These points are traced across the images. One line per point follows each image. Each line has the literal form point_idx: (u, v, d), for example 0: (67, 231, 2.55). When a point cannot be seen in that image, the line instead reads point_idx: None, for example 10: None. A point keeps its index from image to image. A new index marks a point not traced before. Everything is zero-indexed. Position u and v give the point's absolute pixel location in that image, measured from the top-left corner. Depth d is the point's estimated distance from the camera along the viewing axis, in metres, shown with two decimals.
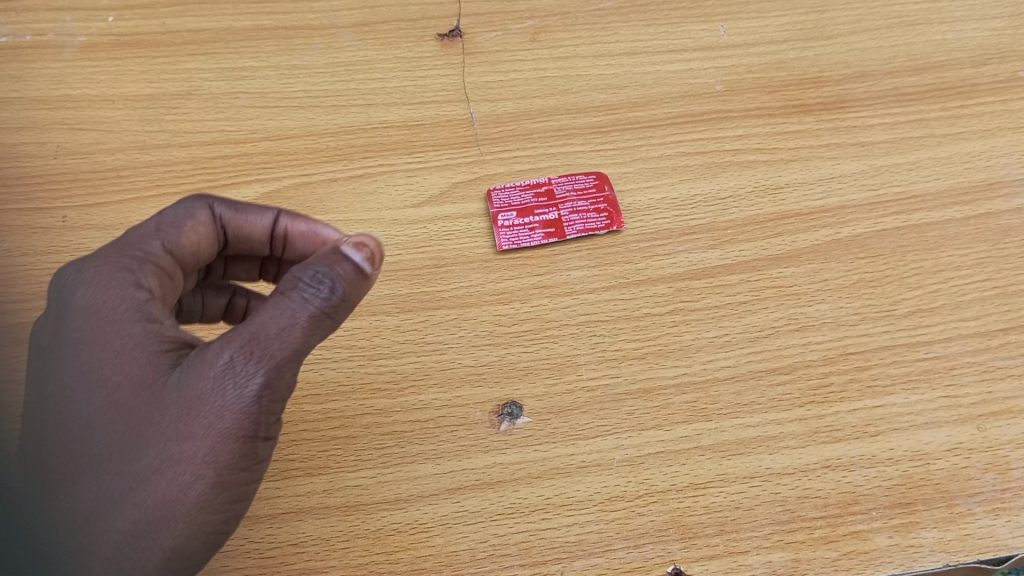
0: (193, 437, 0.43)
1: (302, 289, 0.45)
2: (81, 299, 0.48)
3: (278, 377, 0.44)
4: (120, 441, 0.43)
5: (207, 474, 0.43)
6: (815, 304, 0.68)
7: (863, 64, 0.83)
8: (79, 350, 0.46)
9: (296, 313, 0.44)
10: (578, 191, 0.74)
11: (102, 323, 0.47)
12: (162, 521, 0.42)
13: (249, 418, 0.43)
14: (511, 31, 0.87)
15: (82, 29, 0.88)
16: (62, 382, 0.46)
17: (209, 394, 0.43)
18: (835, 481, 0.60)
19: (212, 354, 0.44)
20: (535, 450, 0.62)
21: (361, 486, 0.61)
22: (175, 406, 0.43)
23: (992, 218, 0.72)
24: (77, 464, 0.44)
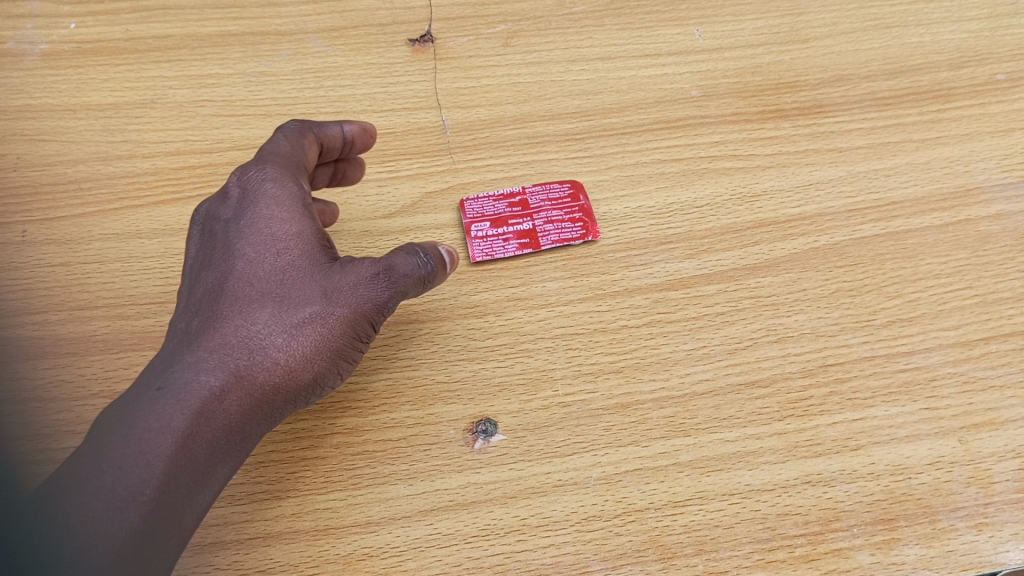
0: (340, 312, 0.57)
1: (418, 258, 0.61)
2: (268, 188, 0.60)
3: (397, 298, 0.60)
4: (288, 297, 0.57)
5: (334, 349, 0.57)
6: (794, 314, 0.67)
7: (840, 67, 0.82)
8: (261, 214, 0.59)
9: (411, 268, 0.60)
10: (552, 199, 0.73)
11: (280, 204, 0.60)
12: (317, 357, 0.57)
13: (375, 321, 0.60)
14: (483, 36, 0.85)
15: (43, 36, 0.85)
16: (247, 237, 0.59)
17: (357, 287, 0.58)
18: (815, 497, 0.59)
19: (369, 261, 0.59)
20: (510, 469, 0.61)
21: (331, 509, 0.59)
22: (329, 285, 0.58)
23: (971, 224, 0.71)
24: (264, 297, 0.57)
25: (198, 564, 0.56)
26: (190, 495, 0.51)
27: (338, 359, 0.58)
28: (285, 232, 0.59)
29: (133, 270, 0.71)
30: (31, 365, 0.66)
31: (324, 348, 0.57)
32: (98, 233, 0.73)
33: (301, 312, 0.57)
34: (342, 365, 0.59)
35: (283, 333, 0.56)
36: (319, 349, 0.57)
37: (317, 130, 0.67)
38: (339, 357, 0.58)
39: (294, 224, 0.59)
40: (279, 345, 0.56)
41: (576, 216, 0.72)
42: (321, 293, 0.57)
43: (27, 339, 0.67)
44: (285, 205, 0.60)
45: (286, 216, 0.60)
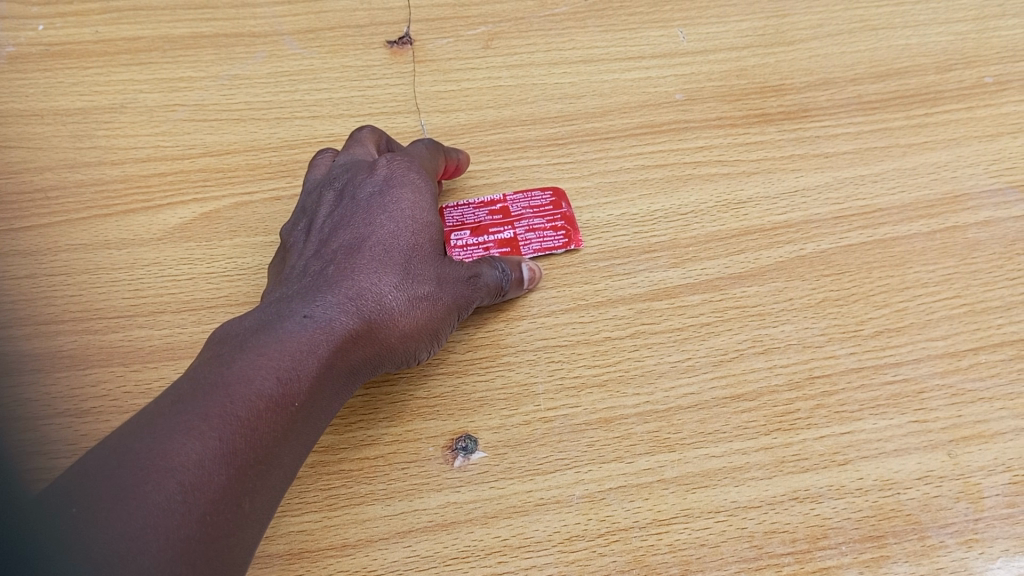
0: (448, 296, 0.60)
1: (499, 269, 0.64)
2: (408, 177, 0.65)
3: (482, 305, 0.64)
4: (415, 268, 0.60)
5: (434, 330, 0.60)
6: (780, 324, 0.66)
7: (826, 70, 0.80)
8: (401, 194, 0.63)
9: (498, 277, 0.63)
10: (534, 209, 0.71)
11: (419, 194, 0.64)
12: (421, 331, 0.59)
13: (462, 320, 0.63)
14: (462, 38, 0.83)
15: (10, 38, 0.83)
16: (387, 209, 0.63)
17: (463, 278, 0.62)
18: (803, 514, 0.57)
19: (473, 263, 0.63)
20: (491, 487, 0.59)
21: (305, 532, 0.57)
22: (441, 271, 0.61)
23: (959, 231, 0.70)
24: (395, 263, 0.60)
25: None
26: (300, 434, 0.52)
27: (432, 340, 0.60)
28: (418, 215, 0.63)
29: (101, 282, 0.68)
30: None
31: (429, 324, 0.59)
32: (65, 243, 0.70)
33: (422, 283, 0.60)
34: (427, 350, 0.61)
35: (405, 298, 0.58)
36: (427, 324, 0.59)
37: (447, 152, 0.71)
38: (434, 338, 0.61)
39: (425, 212, 0.64)
40: (402, 306, 0.58)
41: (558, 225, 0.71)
42: (436, 276, 0.60)
43: None
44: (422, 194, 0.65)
45: (419, 203, 0.64)
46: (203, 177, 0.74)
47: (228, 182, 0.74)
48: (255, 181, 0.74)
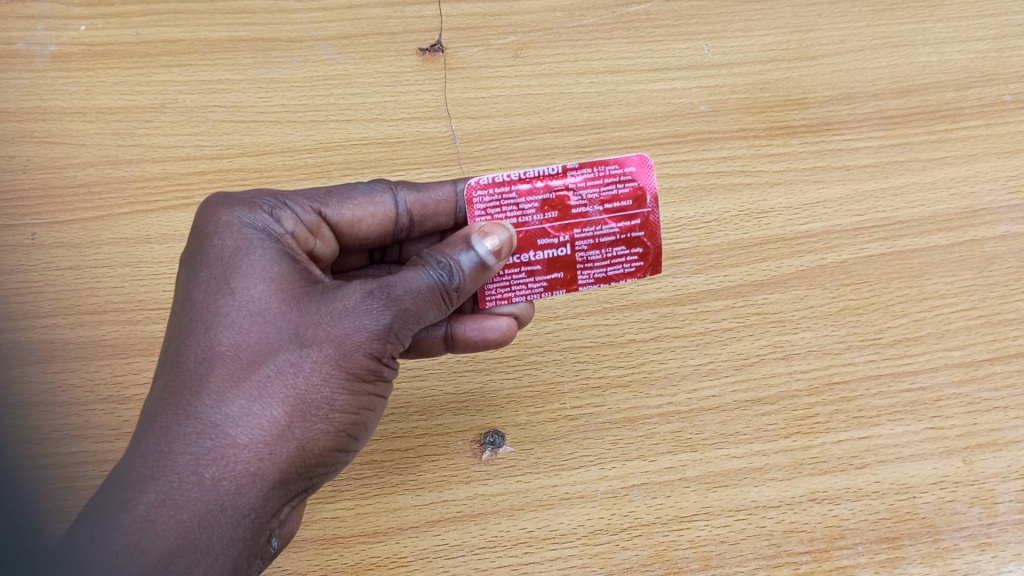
0: (317, 350, 0.51)
1: (430, 270, 0.55)
2: (218, 232, 0.55)
3: (404, 320, 0.54)
4: (251, 349, 0.50)
5: (326, 404, 0.50)
6: (801, 331, 0.68)
7: (848, 84, 0.77)
8: (221, 253, 0.54)
9: (428, 278, 0.55)
10: (607, 203, 0.60)
11: (242, 249, 0.54)
12: (303, 407, 0.50)
13: (374, 364, 0.52)
14: (493, 47, 0.79)
15: (52, 36, 0.79)
16: (200, 286, 0.53)
17: (340, 319, 0.52)
18: (821, 515, 0.62)
19: (353, 290, 0.53)
20: (518, 481, 0.63)
21: (339, 519, 0.61)
22: (303, 324, 0.51)
23: (977, 244, 0.72)
24: (236, 345, 0.50)
25: None
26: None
27: (340, 417, 0.51)
28: (244, 280, 0.53)
29: (145, 275, 0.72)
30: (41, 369, 0.68)
31: (303, 403, 0.50)
32: (108, 236, 0.73)
33: (265, 368, 0.50)
34: (350, 423, 0.52)
35: (250, 395, 0.49)
36: (301, 406, 0.50)
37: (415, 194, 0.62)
38: (339, 413, 0.51)
39: (262, 266, 0.53)
40: (247, 406, 0.49)
41: (631, 234, 0.60)
42: (297, 334, 0.51)
43: (40, 342, 0.69)
44: (252, 243, 0.54)
45: (251, 259, 0.54)
46: (240, 176, 0.75)
47: (263, 182, 0.75)
48: (291, 181, 0.75)
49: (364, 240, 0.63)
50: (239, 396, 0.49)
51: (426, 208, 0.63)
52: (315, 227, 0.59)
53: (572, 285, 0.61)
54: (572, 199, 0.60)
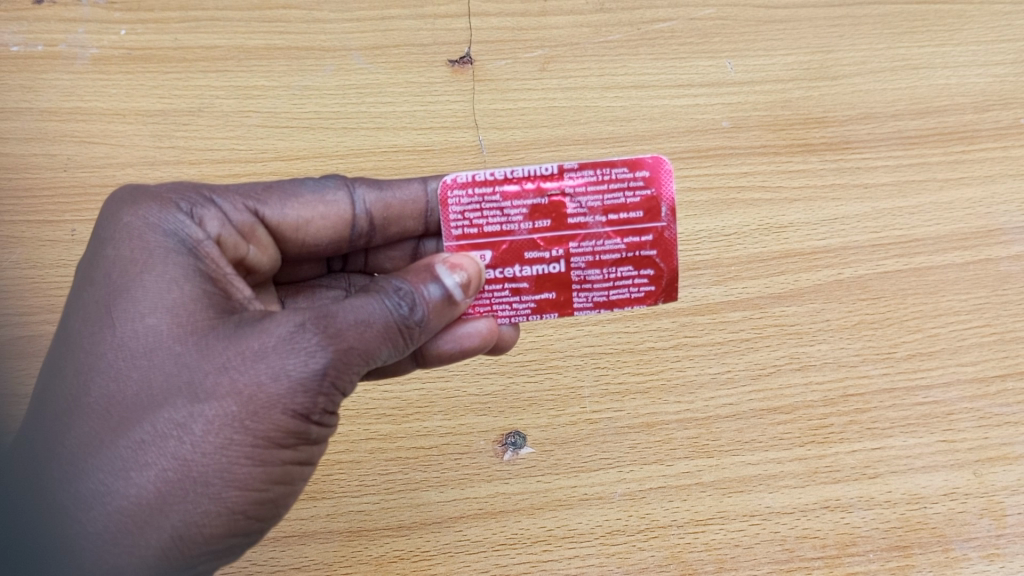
0: (214, 407, 0.46)
1: (386, 300, 0.52)
2: (110, 249, 0.52)
3: (340, 364, 0.48)
4: (130, 406, 0.46)
5: (217, 476, 0.46)
6: (817, 343, 0.70)
7: (868, 104, 0.78)
8: (116, 275, 0.50)
9: (380, 309, 0.51)
10: (611, 213, 0.59)
11: (141, 268, 0.51)
12: (182, 479, 0.45)
13: (289, 425, 0.47)
14: (520, 60, 0.80)
15: (93, 39, 0.81)
16: (84, 314, 0.50)
17: (251, 366, 0.47)
18: (834, 522, 0.64)
19: (274, 325, 0.48)
20: (538, 481, 0.65)
21: (364, 512, 0.64)
22: (198, 374, 0.47)
23: (992, 263, 0.73)
24: (110, 404, 0.47)
25: (237, 560, 0.62)
26: None
27: (236, 493, 0.46)
28: (136, 314, 0.49)
29: None
30: None
31: (185, 477, 0.45)
32: None
33: (143, 430, 0.46)
34: (253, 497, 0.47)
35: (117, 465, 0.45)
36: (185, 479, 0.45)
37: (383, 191, 0.62)
38: (235, 488, 0.46)
39: (161, 294, 0.49)
40: (111, 481, 0.45)
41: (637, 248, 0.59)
42: (190, 386, 0.46)
43: None
44: (155, 256, 0.51)
45: (151, 284, 0.50)
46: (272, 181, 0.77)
47: None
48: None
49: (313, 244, 0.62)
50: (103, 468, 0.45)
51: (388, 208, 0.62)
52: (253, 228, 0.59)
53: (565, 306, 0.61)
54: (568, 205, 0.59)
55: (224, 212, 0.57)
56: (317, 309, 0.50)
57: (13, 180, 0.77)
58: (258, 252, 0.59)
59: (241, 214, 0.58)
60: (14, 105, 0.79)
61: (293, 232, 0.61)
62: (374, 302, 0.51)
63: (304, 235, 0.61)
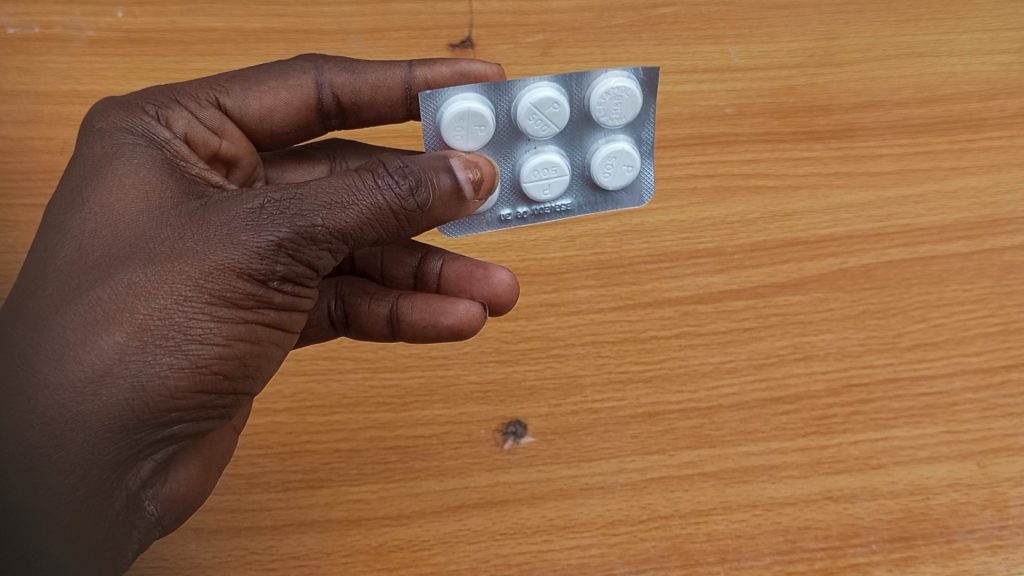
0: (177, 268, 0.45)
1: (378, 181, 0.47)
2: (85, 142, 0.52)
3: (306, 238, 0.46)
4: (94, 268, 0.46)
5: (176, 331, 0.45)
6: (821, 333, 0.69)
7: (873, 92, 0.77)
8: (93, 159, 0.51)
9: (371, 193, 0.47)
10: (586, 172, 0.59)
11: (110, 159, 0.51)
12: (144, 331, 0.45)
13: (248, 289, 0.46)
14: (522, 45, 0.79)
15: (89, 21, 0.79)
16: (59, 201, 0.50)
17: (218, 233, 0.46)
18: (836, 513, 0.64)
19: (246, 199, 0.47)
20: (539, 470, 0.64)
21: (362, 501, 0.63)
22: (165, 242, 0.46)
23: (996, 253, 0.73)
24: (74, 269, 0.46)
25: (236, 548, 0.62)
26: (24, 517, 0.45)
27: (198, 348, 0.46)
28: (110, 195, 0.49)
29: None
30: None
31: (144, 330, 0.45)
32: None
33: (102, 291, 0.45)
34: (216, 354, 0.46)
35: (76, 321, 0.45)
36: (142, 333, 0.45)
37: (348, 75, 0.61)
38: (196, 342, 0.46)
39: (134, 178, 0.50)
40: (66, 338, 0.44)
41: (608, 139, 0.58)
42: (158, 253, 0.46)
43: None
44: (126, 147, 0.52)
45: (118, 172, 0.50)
46: None
47: None
48: None
49: (283, 125, 0.62)
50: (57, 331, 0.45)
51: (357, 91, 0.61)
52: (221, 123, 0.58)
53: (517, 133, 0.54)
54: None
55: (191, 113, 0.57)
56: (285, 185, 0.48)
57: (13, 164, 0.74)
58: (231, 147, 0.59)
59: (206, 110, 0.58)
60: (10, 87, 0.77)
61: (256, 121, 0.61)
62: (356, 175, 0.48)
63: (270, 123, 0.62)
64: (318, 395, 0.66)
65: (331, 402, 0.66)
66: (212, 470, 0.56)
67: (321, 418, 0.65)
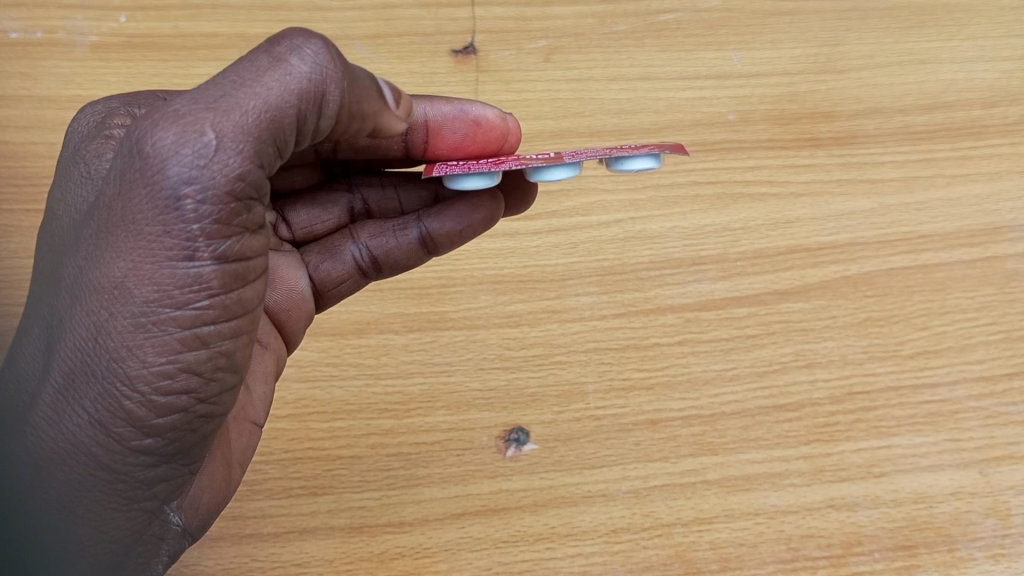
0: (101, 269, 0.38)
1: (252, 60, 0.40)
2: (59, 150, 0.50)
3: (218, 177, 0.37)
4: (53, 287, 0.42)
5: (113, 344, 0.38)
6: (823, 340, 0.69)
7: (876, 99, 0.78)
8: (68, 166, 0.48)
9: (262, 85, 0.39)
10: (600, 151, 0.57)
11: (74, 168, 0.47)
12: (83, 347, 0.39)
13: (183, 275, 0.38)
14: (524, 51, 0.79)
15: (91, 26, 0.80)
16: (41, 226, 0.47)
17: (131, 211, 0.38)
18: (838, 521, 0.63)
19: (140, 152, 0.38)
20: (542, 478, 0.64)
21: (365, 508, 0.63)
22: (96, 242, 0.39)
23: (998, 261, 0.73)
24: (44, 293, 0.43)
25: (239, 554, 0.61)
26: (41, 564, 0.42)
27: (145, 362, 0.39)
28: (75, 203, 0.46)
29: None
30: None
31: (88, 349, 0.39)
32: None
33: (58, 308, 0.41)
34: (166, 365, 0.39)
35: (41, 354, 0.41)
36: (87, 353, 0.39)
37: None
38: (140, 356, 0.39)
39: (92, 176, 0.46)
40: (31, 372, 0.41)
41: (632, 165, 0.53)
42: (88, 255, 0.39)
43: None
44: (91, 150, 0.48)
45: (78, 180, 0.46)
46: None
47: None
48: None
49: None
50: (25, 368, 0.41)
51: None
52: None
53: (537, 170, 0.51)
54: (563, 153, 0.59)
55: None
56: (234, 116, 0.38)
57: (12, 168, 0.74)
58: None
59: None
60: (13, 92, 0.77)
61: None
62: (317, 86, 0.40)
63: None
64: (320, 402, 0.66)
65: (333, 409, 0.66)
66: (235, 467, 0.56)
67: (323, 424, 0.66)
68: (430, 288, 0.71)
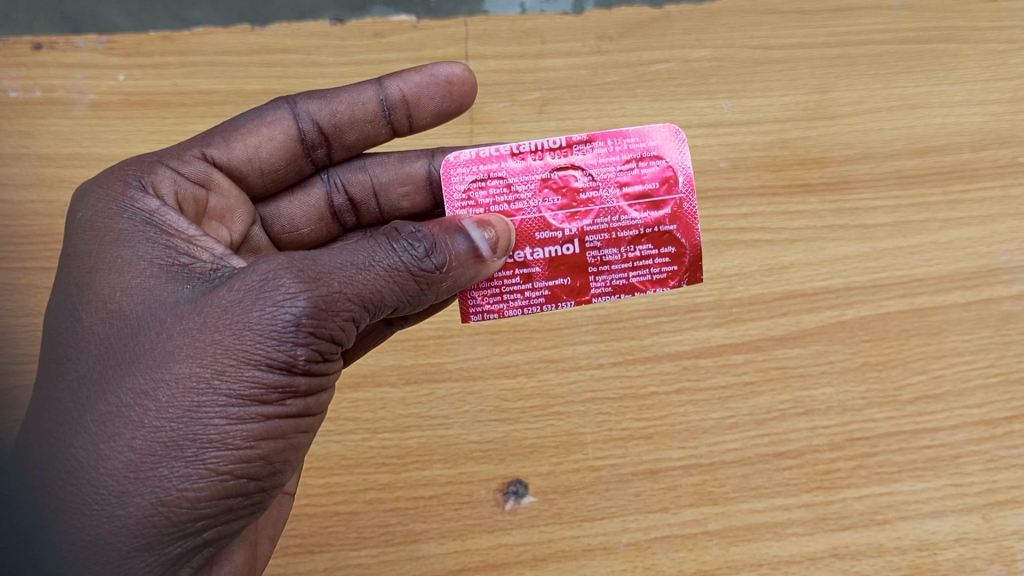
0: (191, 367, 0.42)
1: (397, 243, 0.47)
2: (81, 217, 0.50)
3: (322, 312, 0.44)
4: (114, 370, 0.44)
5: (192, 436, 0.42)
6: (822, 386, 0.69)
7: (865, 144, 0.77)
8: (99, 241, 0.49)
9: (393, 254, 0.47)
10: (625, 186, 0.54)
11: (109, 246, 0.48)
12: (165, 437, 0.42)
13: (267, 380, 0.43)
14: (518, 102, 0.78)
15: (92, 85, 0.79)
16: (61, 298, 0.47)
17: (237, 323, 0.43)
18: (842, 570, 0.65)
19: (252, 277, 0.44)
20: (541, 531, 0.65)
21: (361, 566, 0.64)
22: (181, 341, 0.43)
23: (993, 303, 0.73)
24: (93, 372, 0.44)
25: None
26: None
27: (217, 453, 0.42)
28: (117, 284, 0.47)
29: None
30: None
31: (164, 438, 0.42)
32: None
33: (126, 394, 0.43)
34: (237, 456, 0.43)
35: (100, 431, 0.42)
36: (167, 441, 0.42)
37: (331, 105, 0.60)
38: (215, 447, 0.42)
39: (138, 262, 0.48)
40: (88, 450, 0.42)
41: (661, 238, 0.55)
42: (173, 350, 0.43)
43: None
44: (121, 229, 0.49)
45: (116, 264, 0.47)
46: None
47: None
48: None
49: (273, 171, 0.61)
50: (78, 442, 0.42)
51: (337, 116, 0.61)
52: (209, 175, 0.57)
53: (581, 292, 0.54)
54: (577, 191, 0.54)
55: (174, 170, 0.55)
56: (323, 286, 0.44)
57: (13, 227, 0.75)
58: (219, 199, 0.58)
59: (194, 165, 0.56)
60: (13, 150, 0.77)
61: (246, 166, 0.59)
62: (398, 267, 0.46)
63: (258, 164, 0.60)
64: (318, 458, 0.65)
65: (331, 465, 0.65)
66: (265, 542, 0.55)
67: (320, 480, 0.65)
68: (426, 340, 0.69)
